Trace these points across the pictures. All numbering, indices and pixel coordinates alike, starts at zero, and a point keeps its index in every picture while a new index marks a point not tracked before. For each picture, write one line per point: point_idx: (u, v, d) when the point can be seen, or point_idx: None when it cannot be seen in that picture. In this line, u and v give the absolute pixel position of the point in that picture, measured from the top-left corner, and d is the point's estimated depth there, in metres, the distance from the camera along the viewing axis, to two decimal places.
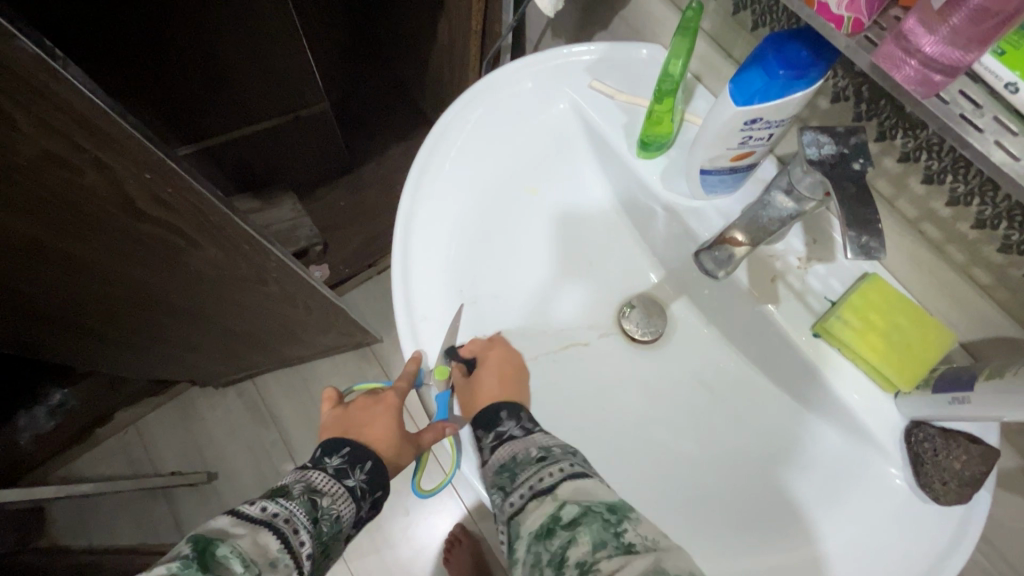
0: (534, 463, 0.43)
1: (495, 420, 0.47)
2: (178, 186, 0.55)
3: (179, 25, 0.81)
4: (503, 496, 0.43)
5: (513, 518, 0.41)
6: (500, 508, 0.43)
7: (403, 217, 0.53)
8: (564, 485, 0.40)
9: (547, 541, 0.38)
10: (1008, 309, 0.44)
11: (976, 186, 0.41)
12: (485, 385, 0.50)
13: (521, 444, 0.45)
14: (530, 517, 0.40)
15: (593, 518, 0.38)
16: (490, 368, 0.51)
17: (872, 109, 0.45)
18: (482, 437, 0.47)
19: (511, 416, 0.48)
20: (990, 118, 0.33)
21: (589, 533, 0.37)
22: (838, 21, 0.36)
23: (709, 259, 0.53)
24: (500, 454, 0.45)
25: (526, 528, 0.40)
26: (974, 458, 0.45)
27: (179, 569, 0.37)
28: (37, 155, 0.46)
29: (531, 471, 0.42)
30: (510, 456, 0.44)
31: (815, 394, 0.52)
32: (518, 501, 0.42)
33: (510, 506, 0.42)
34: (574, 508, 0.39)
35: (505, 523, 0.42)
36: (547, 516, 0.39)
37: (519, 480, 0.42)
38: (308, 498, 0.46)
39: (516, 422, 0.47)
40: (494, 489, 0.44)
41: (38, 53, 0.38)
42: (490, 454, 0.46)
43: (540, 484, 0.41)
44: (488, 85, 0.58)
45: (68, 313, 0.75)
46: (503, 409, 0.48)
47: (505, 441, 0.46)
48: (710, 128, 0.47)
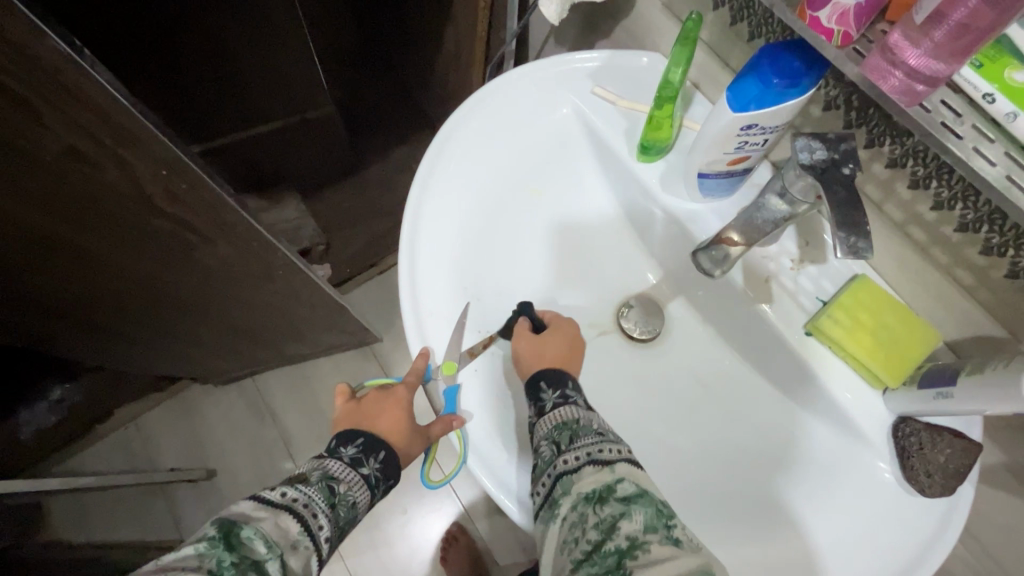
0: (594, 434, 0.45)
1: (563, 381, 0.49)
2: (193, 182, 0.56)
3: (190, 26, 0.83)
4: (556, 451, 0.44)
5: (562, 474, 0.42)
6: (548, 461, 0.44)
7: (410, 215, 0.55)
8: (622, 465, 0.43)
9: (598, 507, 0.40)
10: (990, 309, 0.47)
11: (959, 192, 0.43)
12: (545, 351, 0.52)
13: (581, 413, 0.47)
14: (584, 479, 0.42)
15: (649, 504, 0.40)
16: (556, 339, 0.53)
17: (861, 117, 0.47)
18: (545, 390, 0.48)
19: (552, 386, 0.48)
20: (969, 125, 0.35)
21: (643, 514, 0.39)
22: (829, 34, 0.38)
23: (705, 258, 0.55)
24: (561, 412, 0.46)
25: (578, 488, 0.42)
26: (957, 452, 0.47)
27: (206, 550, 0.38)
28: (61, 150, 0.47)
29: (591, 440, 0.44)
30: (571, 418, 0.46)
31: (805, 390, 0.54)
32: (573, 460, 0.43)
33: (562, 461, 0.43)
34: (630, 487, 0.41)
35: (550, 478, 0.43)
36: (602, 484, 0.42)
37: (579, 442, 0.44)
38: (325, 484, 0.48)
39: (557, 393, 0.48)
40: (546, 441, 0.45)
41: (66, 51, 0.40)
42: (551, 409, 0.47)
43: (599, 454, 0.43)
44: (493, 91, 0.61)
45: (77, 306, 0.76)
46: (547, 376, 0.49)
47: (570, 403, 0.47)
48: (708, 134, 0.49)
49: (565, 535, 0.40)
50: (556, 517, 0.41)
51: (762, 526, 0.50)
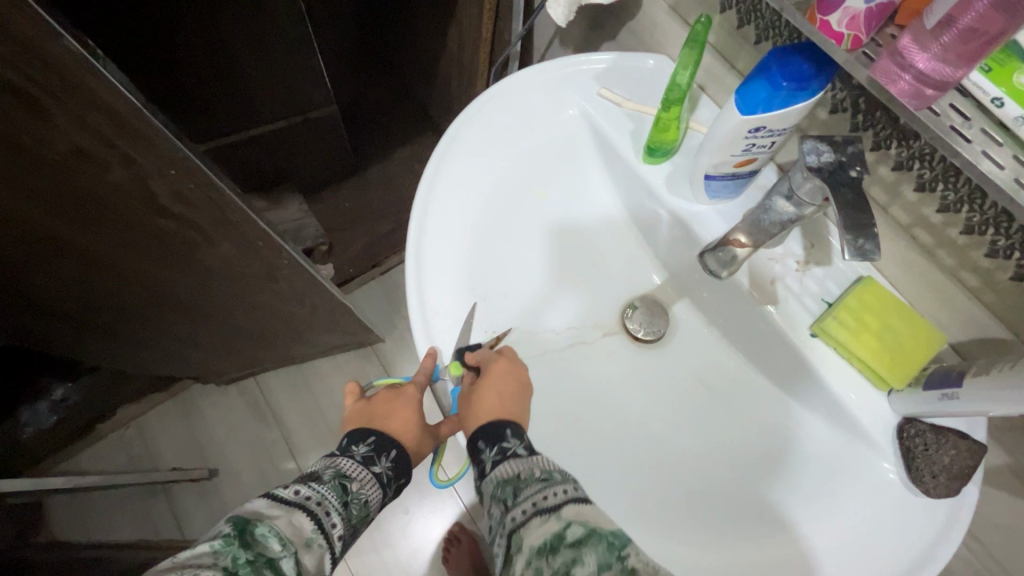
0: (539, 480, 0.44)
1: (500, 435, 0.47)
2: (200, 182, 0.56)
3: (195, 26, 0.83)
4: (505, 511, 0.43)
5: (514, 531, 0.42)
6: (501, 522, 0.44)
7: (417, 216, 0.55)
8: (567, 507, 0.41)
9: (550, 557, 0.39)
10: (995, 311, 0.47)
11: (965, 194, 0.44)
12: (485, 395, 0.49)
13: (524, 462, 0.46)
14: (532, 531, 0.41)
15: (599, 540, 0.38)
16: (492, 382, 0.50)
17: (867, 120, 0.48)
18: (483, 449, 0.47)
19: (516, 435, 0.48)
20: (978, 130, 0.35)
21: (594, 554, 0.38)
22: (838, 38, 0.38)
23: (713, 260, 0.57)
24: (502, 470, 0.46)
25: (527, 542, 0.41)
26: (962, 452, 0.47)
27: (221, 547, 0.38)
28: (70, 150, 0.47)
29: (534, 490, 0.43)
30: (513, 472, 0.45)
31: (810, 391, 0.55)
32: (521, 515, 0.42)
33: (511, 518, 0.43)
34: (579, 528, 0.40)
35: (505, 537, 0.42)
36: (551, 532, 0.40)
37: (523, 495, 0.43)
38: (338, 482, 0.49)
39: (521, 442, 0.47)
40: (495, 503, 0.45)
41: (79, 52, 0.40)
42: (491, 468, 0.46)
43: (544, 502, 0.42)
44: (500, 92, 0.61)
45: (81, 305, 0.76)
46: (508, 427, 0.48)
47: (509, 458, 0.46)
48: (715, 137, 0.50)
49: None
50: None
51: (767, 526, 0.51)
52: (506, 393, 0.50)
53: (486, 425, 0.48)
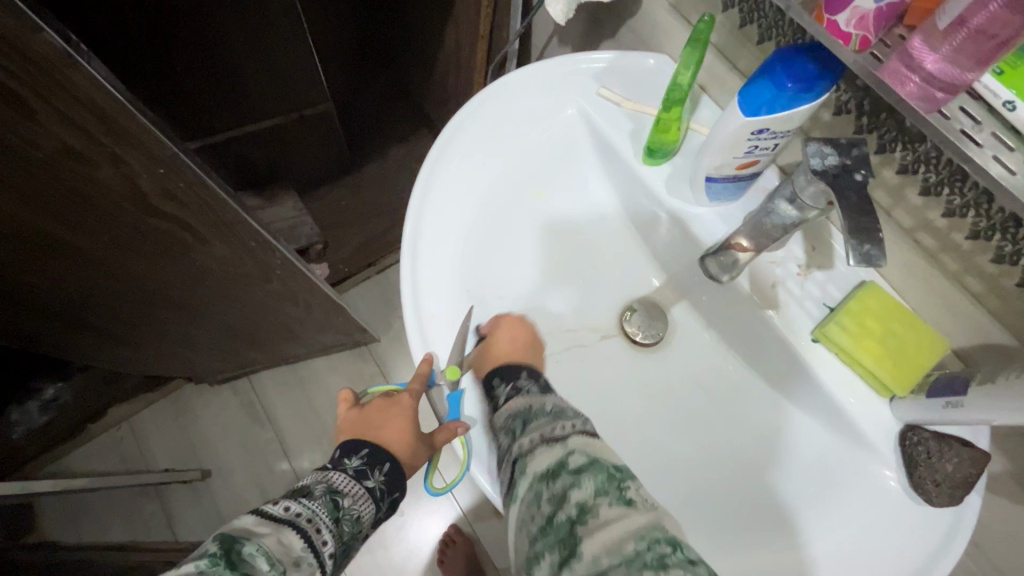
0: (549, 416, 0.43)
1: (516, 374, 0.48)
2: (190, 181, 0.55)
3: (188, 22, 0.82)
4: (512, 439, 0.43)
5: (518, 456, 0.42)
6: (506, 449, 0.43)
7: (412, 215, 0.54)
8: (574, 437, 0.41)
9: (551, 482, 0.39)
10: (1001, 318, 0.46)
11: (972, 200, 0.43)
12: (499, 342, 0.52)
13: (536, 397, 0.46)
14: (537, 458, 0.40)
15: (600, 470, 0.39)
16: (505, 330, 0.53)
17: (872, 122, 0.47)
18: (499, 385, 0.48)
19: (531, 376, 0.48)
20: (988, 134, 0.35)
21: (594, 481, 0.38)
22: (846, 38, 0.38)
23: (714, 263, 0.55)
24: (514, 404, 0.45)
25: (531, 467, 0.40)
26: (964, 460, 0.46)
27: (206, 568, 0.37)
28: (55, 148, 0.46)
29: (545, 421, 0.43)
30: (525, 405, 0.45)
31: (811, 397, 0.54)
32: (527, 443, 0.42)
33: (517, 446, 0.42)
34: (582, 457, 0.40)
35: (509, 462, 0.42)
36: (555, 460, 0.40)
37: (531, 425, 0.43)
38: (330, 498, 0.48)
39: (535, 382, 0.48)
40: (502, 432, 0.44)
41: (63, 47, 0.39)
42: (504, 403, 0.46)
43: (550, 432, 0.42)
44: (498, 90, 0.60)
45: (69, 305, 0.74)
46: (526, 368, 0.49)
47: (522, 393, 0.46)
48: (717, 138, 0.49)
49: (521, 514, 0.40)
50: (513, 496, 0.41)
51: (766, 534, 0.50)
52: (517, 339, 0.53)
53: (504, 363, 0.50)
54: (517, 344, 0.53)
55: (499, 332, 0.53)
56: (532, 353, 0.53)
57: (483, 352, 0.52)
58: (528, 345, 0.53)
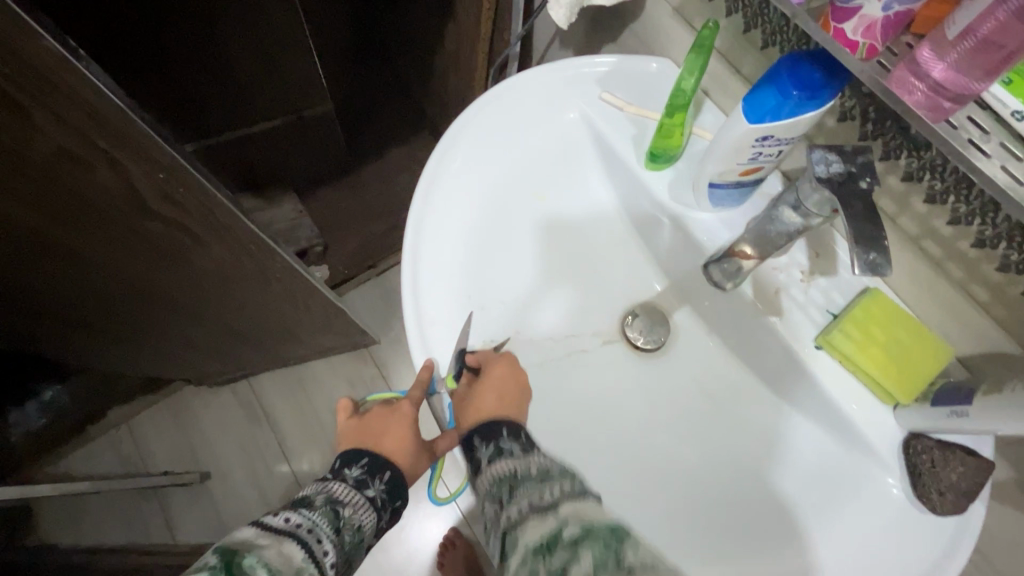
0: (536, 480, 0.42)
1: (496, 433, 0.46)
2: (190, 185, 0.55)
3: (187, 23, 0.82)
4: (500, 509, 0.42)
5: (510, 530, 0.40)
6: (495, 520, 0.42)
7: (413, 222, 0.54)
8: (565, 506, 0.39)
9: (547, 556, 0.36)
10: (1006, 326, 0.46)
11: (977, 207, 0.42)
12: (482, 400, 0.49)
13: (522, 462, 0.44)
14: (528, 530, 0.38)
15: (597, 539, 0.36)
16: (492, 384, 0.50)
17: (877, 129, 0.47)
18: (479, 446, 0.46)
19: (511, 435, 0.47)
20: (996, 144, 0.34)
21: (591, 552, 0.35)
22: (853, 46, 0.37)
23: (717, 271, 0.55)
24: (500, 466, 0.44)
25: (523, 541, 0.38)
26: (970, 470, 0.46)
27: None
28: (54, 152, 0.46)
29: (530, 486, 0.42)
30: (509, 469, 0.44)
31: (814, 404, 0.54)
32: (515, 514, 0.40)
33: (506, 517, 0.41)
34: (575, 527, 0.37)
35: (499, 537, 0.40)
36: (547, 532, 0.37)
37: (518, 492, 0.42)
38: (330, 508, 0.48)
39: (516, 441, 0.46)
40: (489, 500, 0.44)
41: (60, 52, 0.38)
42: (486, 466, 0.45)
43: (538, 500, 0.40)
44: (499, 94, 0.59)
45: (69, 307, 0.74)
46: (506, 426, 0.47)
47: (505, 455, 0.45)
48: (721, 144, 0.48)
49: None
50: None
51: (769, 542, 0.49)
52: (505, 396, 0.50)
53: (484, 421, 0.47)
54: (503, 402, 0.49)
55: (487, 383, 0.50)
56: (518, 407, 0.50)
57: (468, 406, 0.49)
58: (516, 401, 0.50)
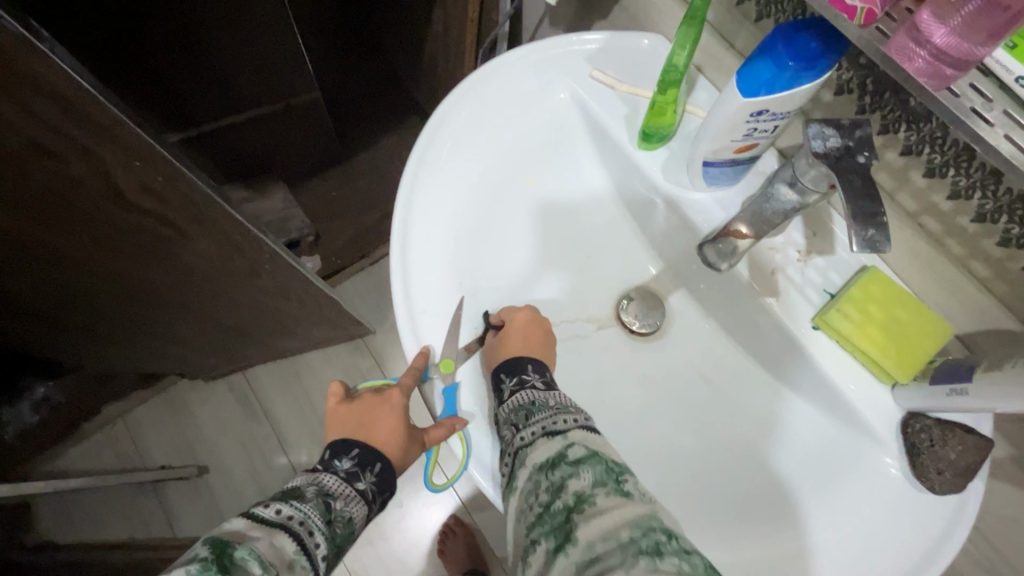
0: (550, 409, 0.44)
1: (522, 367, 0.47)
2: (169, 175, 0.53)
3: (167, 10, 0.80)
4: (515, 431, 0.43)
5: (519, 449, 0.42)
6: (506, 442, 0.43)
7: (402, 207, 0.52)
8: (576, 431, 0.41)
9: (549, 472, 0.39)
10: (1006, 301, 0.45)
11: (978, 180, 0.42)
12: (509, 340, 0.50)
13: (542, 394, 0.45)
14: (537, 449, 0.41)
15: (597, 462, 0.39)
16: (515, 326, 0.51)
17: (875, 102, 0.45)
18: (504, 379, 0.47)
19: (537, 370, 0.47)
20: (1000, 112, 0.33)
21: (592, 473, 0.38)
22: (851, 12, 0.36)
23: (712, 251, 0.54)
24: (517, 396, 0.45)
25: (532, 458, 0.40)
26: (968, 448, 0.45)
27: (199, 571, 0.37)
28: (23, 143, 0.44)
29: (545, 415, 0.43)
30: (529, 399, 0.45)
31: (810, 385, 0.53)
32: (528, 436, 0.42)
33: (520, 439, 0.42)
34: (581, 449, 0.40)
35: (510, 455, 0.42)
36: (555, 450, 0.40)
37: (535, 418, 0.43)
38: (321, 500, 0.48)
39: (540, 376, 0.47)
40: (506, 424, 0.44)
41: (23, 34, 0.37)
42: (509, 396, 0.46)
43: (552, 425, 0.42)
44: (485, 75, 0.58)
45: (54, 304, 0.73)
46: (530, 362, 0.47)
47: (526, 387, 0.46)
48: (715, 120, 0.47)
49: (520, 504, 0.40)
50: (514, 489, 0.41)
51: (770, 525, 0.49)
52: (530, 339, 0.50)
53: (511, 358, 0.48)
54: (529, 343, 0.50)
55: (510, 327, 0.51)
56: (544, 348, 0.51)
57: (494, 349, 0.50)
58: (540, 342, 0.51)
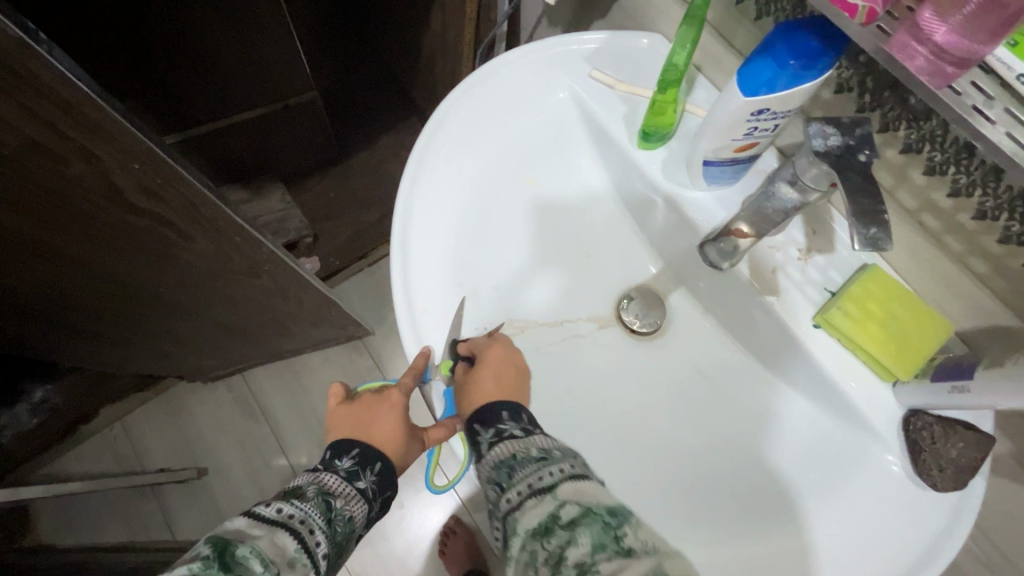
0: (535, 462, 0.41)
1: (495, 418, 0.45)
2: (168, 176, 0.53)
3: (164, 12, 0.80)
4: (500, 492, 0.41)
5: (508, 516, 0.40)
6: (496, 504, 0.41)
7: (402, 207, 0.52)
8: (565, 485, 0.39)
9: (545, 538, 0.37)
10: (1007, 299, 0.45)
11: (979, 178, 0.42)
12: (481, 384, 0.47)
13: (521, 444, 0.43)
14: (527, 513, 0.39)
15: (594, 520, 0.36)
16: (487, 368, 0.48)
17: (875, 100, 0.45)
18: (480, 432, 0.45)
19: (513, 417, 0.45)
20: (1001, 110, 0.33)
21: (590, 535, 0.35)
22: (852, 10, 0.35)
23: (714, 250, 0.54)
24: (499, 451, 0.43)
25: (522, 525, 0.38)
26: (969, 445, 0.45)
27: (200, 570, 0.37)
28: (20, 145, 0.44)
29: (530, 468, 0.41)
30: (509, 453, 0.42)
31: (810, 383, 0.53)
32: (516, 497, 0.40)
33: (506, 501, 0.40)
34: (574, 508, 0.37)
35: (500, 522, 0.40)
36: (545, 514, 0.38)
37: (518, 474, 0.41)
38: (322, 499, 0.48)
39: (517, 423, 0.45)
40: (490, 486, 0.42)
41: (20, 36, 0.36)
42: (488, 450, 0.44)
43: (539, 481, 0.40)
44: (484, 76, 0.57)
45: (52, 306, 0.73)
46: (505, 409, 0.45)
47: (506, 438, 0.44)
48: (716, 118, 0.47)
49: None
50: (511, 560, 0.39)
51: (771, 523, 0.49)
52: (503, 379, 0.48)
53: (485, 407, 0.46)
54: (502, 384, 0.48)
55: (483, 369, 0.48)
56: (517, 387, 0.49)
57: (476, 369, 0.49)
58: (512, 382, 0.49)
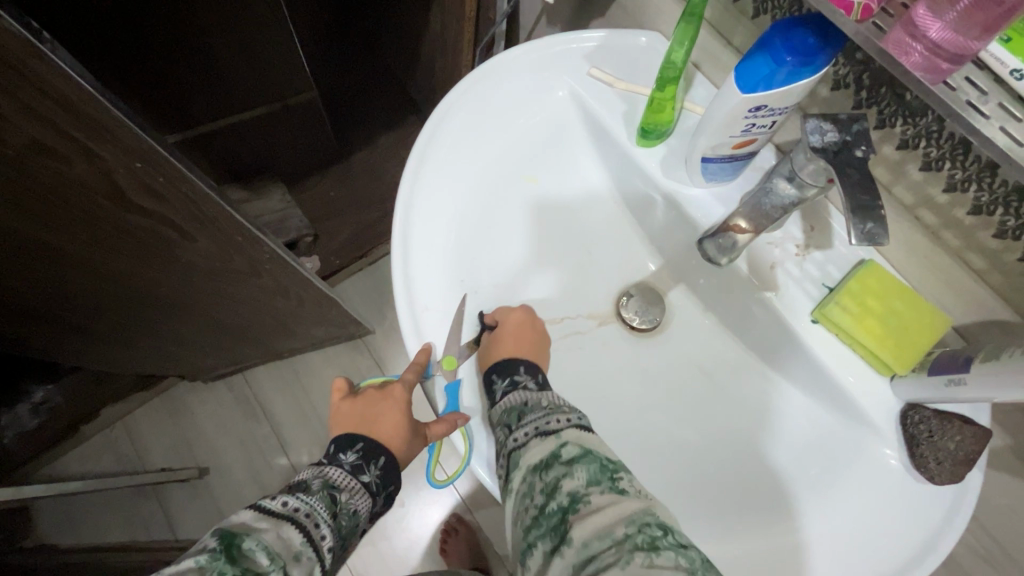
0: (542, 409, 0.44)
1: (515, 369, 0.48)
2: (170, 175, 0.54)
3: (165, 14, 0.80)
4: (508, 432, 0.44)
5: (512, 449, 0.42)
6: (502, 444, 0.44)
7: (403, 204, 0.52)
8: (568, 431, 0.42)
9: (544, 472, 0.40)
10: (1003, 294, 0.46)
11: (974, 173, 0.42)
12: (502, 342, 0.51)
13: (533, 394, 0.46)
14: (531, 451, 0.41)
15: (592, 461, 0.39)
16: (510, 327, 0.52)
17: (872, 97, 0.46)
18: (496, 381, 0.48)
19: (529, 371, 0.49)
20: (995, 105, 0.34)
21: (586, 472, 0.39)
22: (848, 7, 0.36)
23: (712, 246, 0.54)
24: (511, 398, 0.46)
25: (525, 460, 0.41)
26: (968, 438, 0.45)
27: (208, 561, 0.37)
28: (23, 144, 0.44)
29: (538, 415, 0.43)
30: (521, 400, 0.45)
31: (808, 379, 0.54)
32: (522, 437, 0.42)
33: (512, 439, 0.43)
34: (574, 448, 0.40)
35: (503, 458, 0.43)
36: (548, 452, 0.41)
37: (527, 418, 0.43)
38: (327, 493, 0.48)
39: (533, 377, 0.48)
40: (499, 426, 0.45)
41: (27, 36, 0.37)
42: (502, 398, 0.47)
43: (545, 426, 0.42)
44: (485, 74, 0.58)
45: (54, 306, 0.73)
46: (523, 363, 0.49)
47: (518, 389, 0.47)
48: (714, 115, 0.47)
49: (516, 505, 0.40)
50: (509, 491, 0.41)
51: (770, 517, 0.49)
52: (523, 340, 0.51)
53: (504, 357, 0.49)
54: (520, 345, 0.51)
55: (503, 328, 0.52)
56: (536, 349, 0.52)
57: (486, 350, 0.51)
58: (531, 344, 0.52)
